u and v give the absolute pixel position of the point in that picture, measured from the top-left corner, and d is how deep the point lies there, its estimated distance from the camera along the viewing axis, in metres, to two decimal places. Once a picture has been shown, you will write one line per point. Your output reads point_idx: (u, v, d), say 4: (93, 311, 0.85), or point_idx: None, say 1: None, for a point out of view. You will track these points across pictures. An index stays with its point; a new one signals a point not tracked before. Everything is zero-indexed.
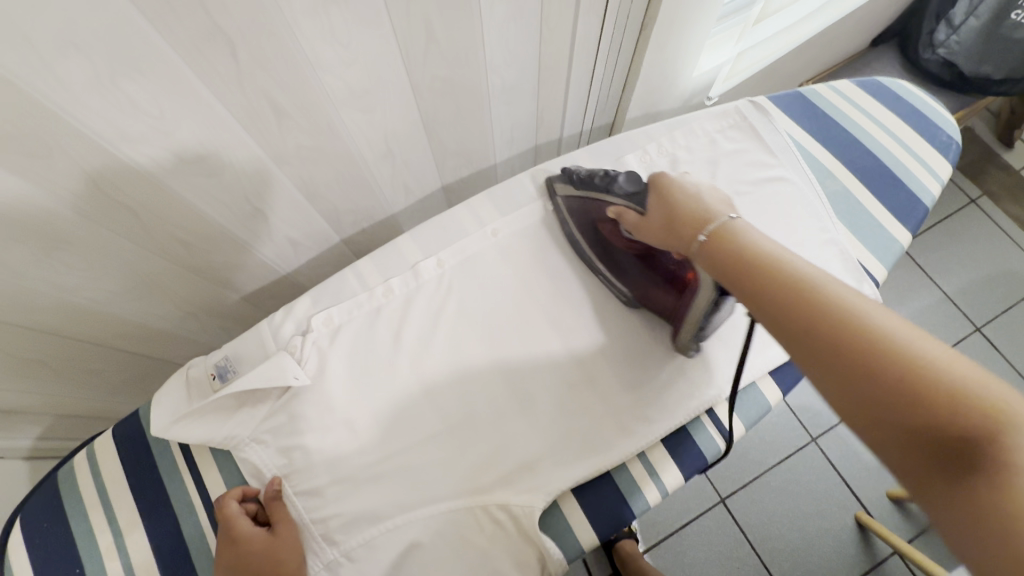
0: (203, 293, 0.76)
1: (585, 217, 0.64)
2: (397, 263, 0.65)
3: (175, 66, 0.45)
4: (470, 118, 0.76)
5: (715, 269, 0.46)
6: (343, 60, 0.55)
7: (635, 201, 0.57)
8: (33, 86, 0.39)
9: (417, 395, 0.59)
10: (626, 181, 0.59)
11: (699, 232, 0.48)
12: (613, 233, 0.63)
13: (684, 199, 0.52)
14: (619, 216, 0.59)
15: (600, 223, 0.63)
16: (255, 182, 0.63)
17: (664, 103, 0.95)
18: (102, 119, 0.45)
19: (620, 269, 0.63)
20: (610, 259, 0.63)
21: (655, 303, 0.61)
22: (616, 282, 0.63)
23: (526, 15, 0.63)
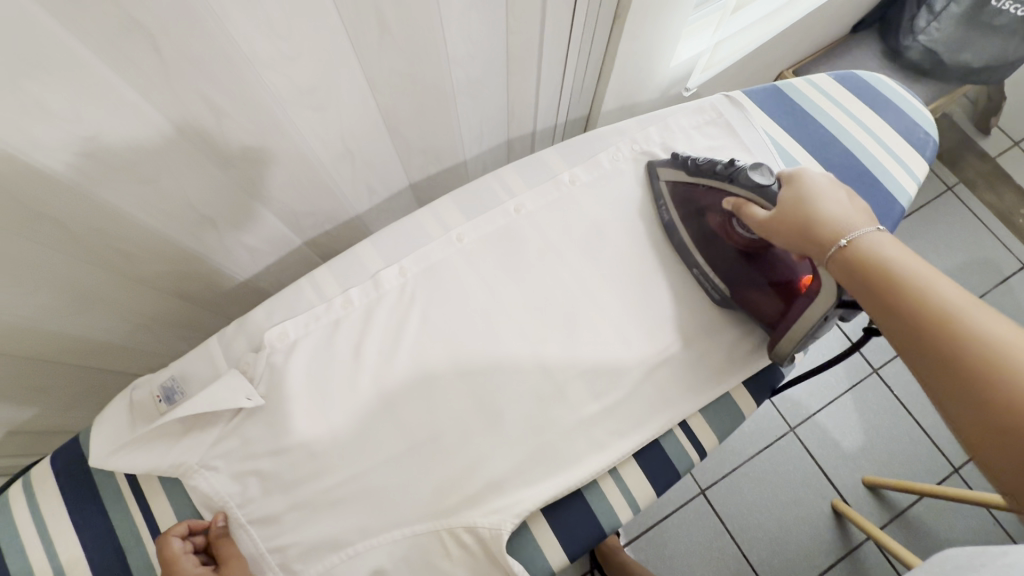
0: (154, 302, 0.73)
1: (689, 203, 0.61)
2: (357, 271, 0.62)
3: (89, 63, 0.41)
4: (433, 114, 0.72)
5: (850, 279, 0.46)
6: (285, 55, 0.51)
7: (764, 194, 0.54)
8: None
9: (378, 411, 0.56)
10: (754, 171, 0.55)
11: (841, 237, 0.48)
12: (721, 224, 0.59)
13: (820, 203, 0.50)
14: (738, 208, 0.56)
15: (710, 212, 0.59)
16: (198, 186, 0.59)
17: (639, 95, 0.92)
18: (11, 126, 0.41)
19: (723, 265, 0.59)
20: (713, 254, 0.60)
21: (754, 304, 0.58)
22: (713, 278, 0.60)
23: (488, 4, 0.60)
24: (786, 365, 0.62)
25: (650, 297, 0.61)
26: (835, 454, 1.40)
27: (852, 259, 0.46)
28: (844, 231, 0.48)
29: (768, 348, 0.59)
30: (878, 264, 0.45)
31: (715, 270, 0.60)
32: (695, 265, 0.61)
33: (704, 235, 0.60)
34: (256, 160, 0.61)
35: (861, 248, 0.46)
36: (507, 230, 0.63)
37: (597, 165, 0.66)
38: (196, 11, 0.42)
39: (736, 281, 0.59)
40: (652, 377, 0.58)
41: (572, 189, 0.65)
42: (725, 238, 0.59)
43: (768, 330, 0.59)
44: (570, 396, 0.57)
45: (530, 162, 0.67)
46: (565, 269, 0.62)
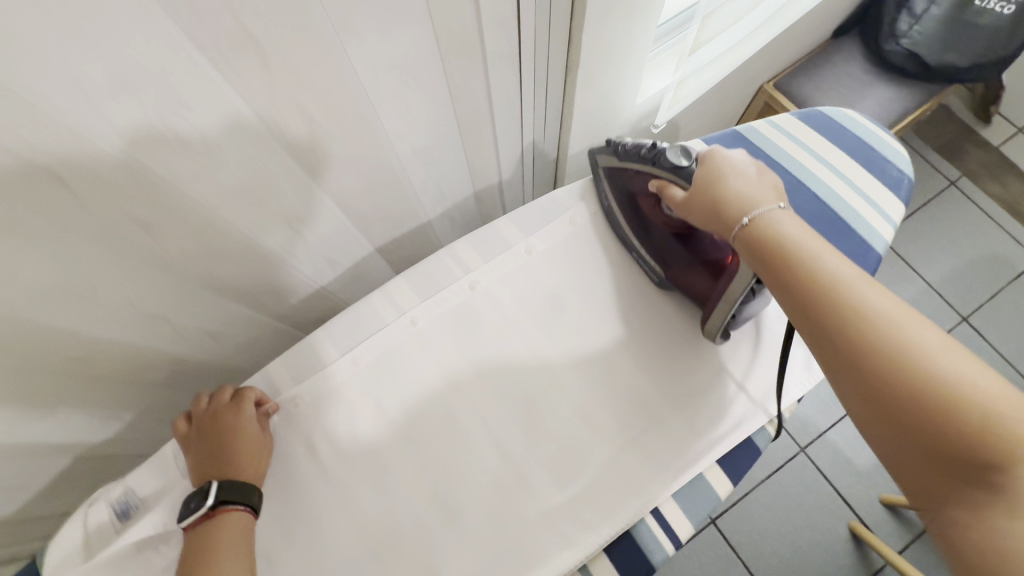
0: (121, 398, 0.72)
1: (623, 188, 0.61)
2: (309, 363, 0.60)
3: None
4: (386, 184, 0.71)
5: (750, 254, 0.47)
6: (209, 165, 0.49)
7: (682, 176, 0.53)
8: None
9: (335, 514, 0.54)
10: (674, 152, 0.54)
11: (745, 215, 0.48)
12: (651, 208, 0.59)
13: (728, 182, 0.50)
14: (661, 190, 0.55)
15: (640, 196, 0.60)
16: (142, 292, 0.58)
17: (605, 135, 0.89)
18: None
19: (656, 246, 0.59)
20: (647, 236, 0.60)
21: (687, 283, 0.59)
22: (647, 257, 0.60)
23: (424, 79, 0.58)
24: (762, 440, 0.58)
25: (612, 369, 0.58)
26: (849, 473, 1.34)
27: (756, 237, 0.47)
28: (747, 209, 0.48)
29: (701, 326, 0.58)
30: (772, 239, 0.46)
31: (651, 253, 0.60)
32: (634, 250, 0.62)
33: (639, 220, 0.61)
34: (200, 256, 0.60)
35: (763, 228, 0.46)
36: (463, 307, 0.60)
37: (554, 233, 0.63)
38: (100, 144, 0.40)
39: (669, 260, 0.59)
40: (619, 461, 0.54)
41: (529, 260, 0.62)
42: (657, 221, 0.59)
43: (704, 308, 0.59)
44: (533, 487, 0.54)
45: (483, 233, 0.64)
46: (523, 347, 0.59)
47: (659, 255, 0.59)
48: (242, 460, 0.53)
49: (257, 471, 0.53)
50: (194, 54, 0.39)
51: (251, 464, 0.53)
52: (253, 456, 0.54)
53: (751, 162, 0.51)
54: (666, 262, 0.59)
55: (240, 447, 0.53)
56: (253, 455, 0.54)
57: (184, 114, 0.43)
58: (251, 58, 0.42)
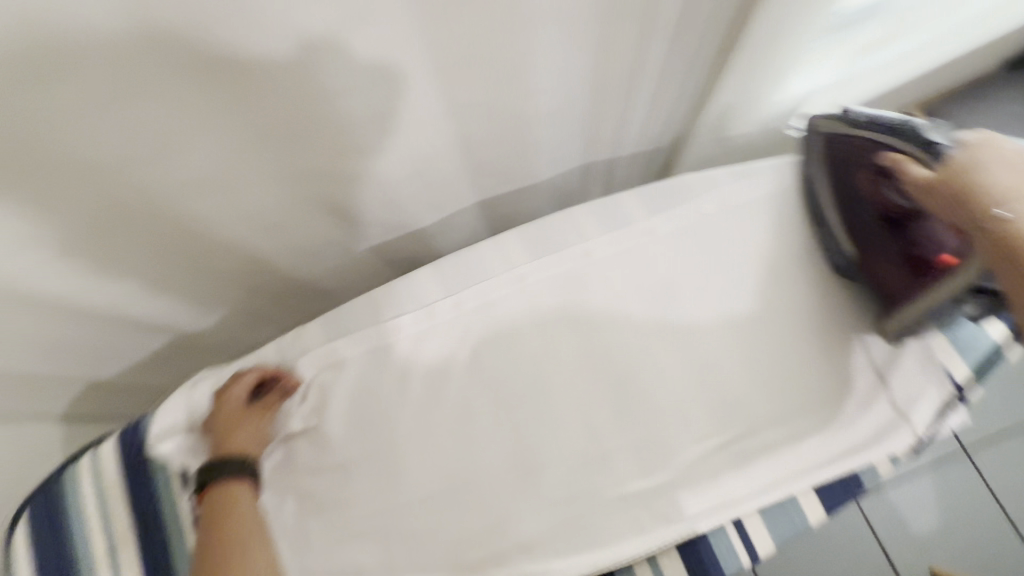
0: (228, 295, 0.76)
1: (840, 155, 0.54)
2: (413, 298, 0.61)
3: (171, 85, 0.41)
4: (512, 138, 0.70)
5: (999, 254, 0.40)
6: (369, 84, 0.50)
7: (931, 155, 0.45)
8: (34, 119, 0.39)
9: (415, 445, 0.55)
10: (928, 127, 0.46)
11: (1005, 211, 0.40)
12: (868, 183, 0.52)
13: (991, 173, 0.42)
14: (892, 167, 0.48)
15: (858, 168, 0.52)
16: (275, 198, 0.61)
17: (738, 131, 0.83)
18: (102, 134, 0.43)
19: (857, 221, 0.54)
20: (849, 215, 0.55)
21: (879, 271, 0.54)
22: (840, 237, 0.56)
23: (584, 37, 0.56)
24: (868, 479, 0.53)
25: (718, 368, 0.55)
26: None
27: (1012, 237, 0.39)
28: (1011, 206, 0.40)
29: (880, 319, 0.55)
30: None
31: (846, 232, 0.56)
32: (826, 223, 0.58)
33: (849, 193, 0.54)
34: (328, 174, 0.61)
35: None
36: (573, 275, 0.59)
37: (680, 217, 0.60)
38: (287, 46, 0.42)
39: (865, 239, 0.54)
40: (707, 464, 0.52)
41: (649, 241, 0.60)
42: (870, 199, 0.53)
43: (888, 303, 0.55)
44: (614, 467, 0.53)
45: (606, 205, 0.62)
46: (627, 320, 0.57)
47: (850, 234, 0.55)
48: (222, 438, 0.53)
49: (243, 442, 0.53)
50: None
51: (234, 438, 0.53)
52: (236, 433, 0.53)
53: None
54: (860, 246, 0.55)
55: (221, 426, 0.53)
56: (236, 431, 0.53)
57: (365, 28, 0.43)
58: None
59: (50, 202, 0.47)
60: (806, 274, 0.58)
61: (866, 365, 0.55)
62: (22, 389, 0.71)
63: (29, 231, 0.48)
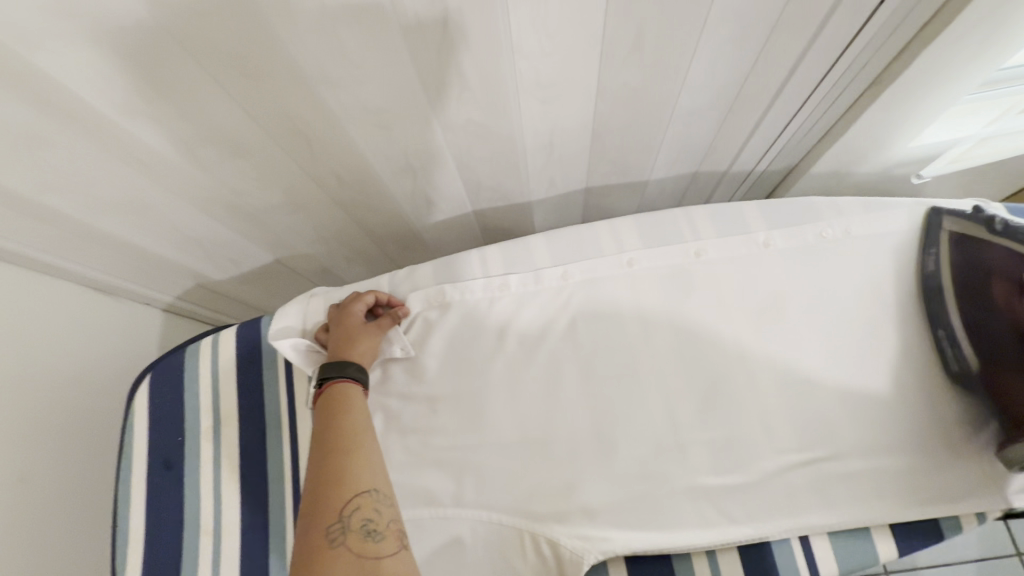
0: (343, 227, 0.82)
1: (970, 262, 0.54)
2: (523, 260, 0.64)
3: (383, 12, 0.46)
4: (640, 132, 0.72)
5: None
6: (543, 50, 0.54)
7: None
8: (271, 21, 0.44)
9: (503, 394, 0.59)
10: None
11: None
12: (1004, 298, 0.51)
13: None
14: None
15: (994, 279, 0.52)
16: (418, 142, 0.66)
17: (861, 170, 0.82)
18: (312, 44, 0.48)
19: (985, 336, 0.52)
20: (977, 326, 0.53)
21: (1006, 392, 0.51)
22: (962, 345, 0.54)
23: (747, 44, 0.57)
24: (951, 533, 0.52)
25: (812, 388, 0.55)
26: None
27: None
28: None
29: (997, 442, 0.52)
30: None
31: (968, 336, 0.53)
32: (944, 327, 0.55)
33: (979, 300, 0.53)
34: (471, 130, 0.65)
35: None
36: (682, 270, 0.61)
37: (799, 236, 0.61)
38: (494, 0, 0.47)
39: (991, 348, 0.52)
40: (784, 477, 0.53)
41: (764, 252, 0.60)
42: (1003, 310, 0.51)
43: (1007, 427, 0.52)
44: (689, 457, 0.54)
45: (725, 209, 0.63)
46: (728, 324, 0.58)
47: (975, 341, 0.53)
48: (342, 345, 0.57)
49: (361, 352, 0.57)
50: None
51: (353, 346, 0.57)
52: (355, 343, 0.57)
53: None
54: (985, 356, 0.52)
55: (342, 335, 0.57)
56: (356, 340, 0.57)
57: None
58: None
59: (241, 94, 0.52)
60: (917, 317, 0.58)
61: (965, 421, 0.54)
62: (150, 272, 0.78)
63: (220, 121, 0.54)
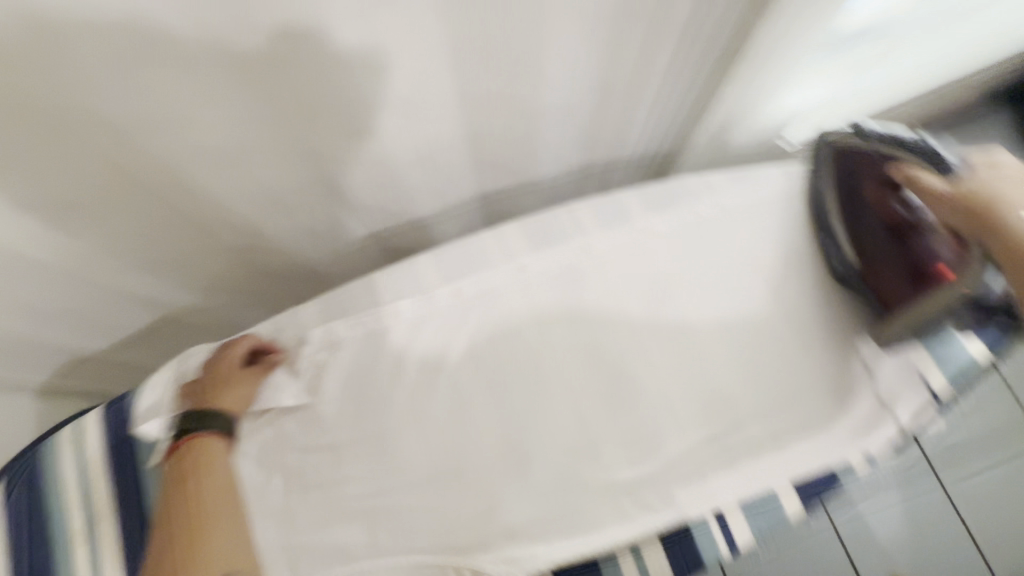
0: (224, 275, 0.76)
1: (849, 168, 0.58)
2: (412, 281, 0.61)
3: (185, 45, 0.41)
4: (516, 133, 0.71)
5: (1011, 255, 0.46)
6: (387, 64, 0.51)
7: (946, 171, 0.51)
8: (46, 62, 0.39)
9: (408, 426, 0.55)
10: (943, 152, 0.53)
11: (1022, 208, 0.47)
12: (878, 196, 0.56)
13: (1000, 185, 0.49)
14: (909, 179, 0.52)
15: (869, 180, 0.56)
16: (280, 173, 0.61)
17: (737, 141, 0.85)
18: (110, 85, 0.42)
19: (861, 233, 0.56)
20: (853, 226, 0.57)
21: (878, 284, 0.55)
22: (842, 244, 0.58)
23: (597, 36, 0.57)
24: (846, 478, 0.56)
25: (709, 364, 0.57)
26: None
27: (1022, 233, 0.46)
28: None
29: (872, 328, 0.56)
30: None
31: (849, 237, 0.57)
32: (828, 231, 0.59)
33: (854, 201, 0.57)
34: (337, 154, 0.62)
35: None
36: (571, 268, 0.60)
37: (677, 218, 0.62)
38: (317, 23, 0.43)
39: (864, 243, 0.56)
40: (694, 457, 0.54)
41: (647, 238, 0.61)
42: (875, 209, 0.56)
43: (880, 316, 0.56)
44: (603, 456, 0.54)
45: (605, 202, 0.63)
46: (635, 311, 0.58)
47: (853, 240, 0.57)
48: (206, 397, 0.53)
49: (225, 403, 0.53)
50: None
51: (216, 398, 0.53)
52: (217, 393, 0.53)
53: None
54: (859, 252, 0.56)
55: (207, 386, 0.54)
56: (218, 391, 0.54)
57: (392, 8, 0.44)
58: None
59: (39, 150, 0.46)
60: (796, 279, 0.60)
61: (848, 369, 0.58)
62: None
63: (45, 187, 0.49)
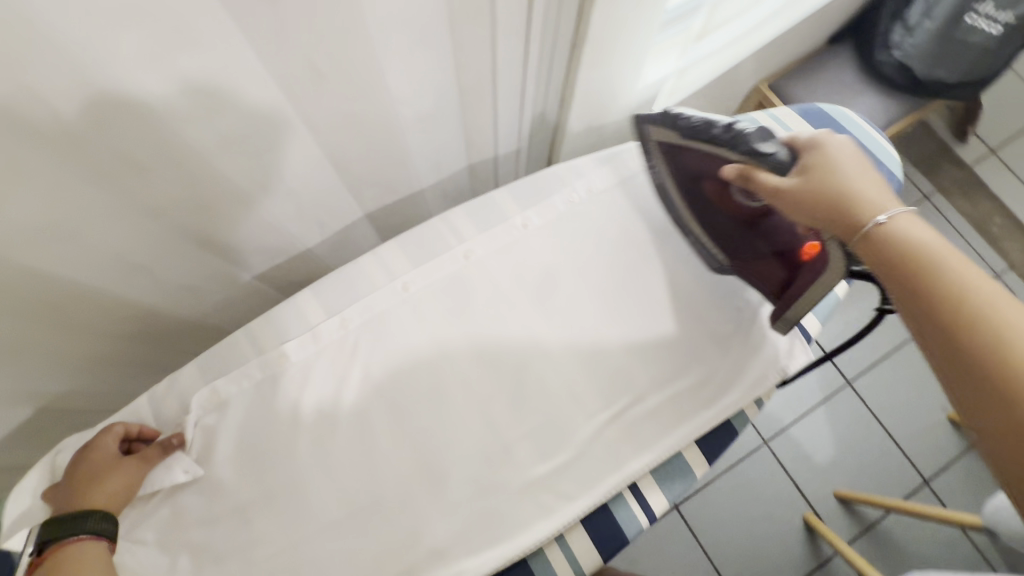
0: (101, 352, 0.69)
1: (682, 169, 0.58)
2: (295, 322, 0.59)
3: None
4: (382, 149, 0.69)
5: (874, 259, 0.42)
6: (210, 110, 0.46)
7: (769, 161, 0.49)
8: None
9: (315, 472, 0.53)
10: (756, 134, 0.50)
11: (878, 213, 0.42)
12: (718, 192, 0.57)
13: (839, 176, 0.45)
14: (744, 179, 0.50)
15: (705, 180, 0.57)
16: (129, 238, 0.55)
17: (608, 118, 0.87)
18: None
19: (719, 231, 0.59)
20: (710, 223, 0.59)
21: (761, 276, 0.58)
22: (707, 242, 0.60)
23: (434, 43, 0.55)
24: (740, 424, 0.60)
25: (603, 347, 0.58)
26: (805, 466, 1.27)
27: (875, 238, 0.42)
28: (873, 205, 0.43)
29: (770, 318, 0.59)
30: (900, 249, 0.40)
31: (709, 235, 0.60)
32: (691, 231, 0.61)
33: (698, 199, 0.59)
34: (189, 205, 0.56)
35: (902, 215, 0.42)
36: (456, 278, 0.60)
37: (551, 208, 0.63)
38: (110, 83, 0.39)
39: (726, 238, 0.59)
40: (603, 436, 0.56)
41: (525, 234, 0.62)
42: (718, 204, 0.58)
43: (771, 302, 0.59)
44: (517, 458, 0.54)
45: (480, 204, 0.63)
46: (540, 298, 0.60)
47: (716, 238, 0.60)
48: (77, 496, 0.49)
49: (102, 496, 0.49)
50: None
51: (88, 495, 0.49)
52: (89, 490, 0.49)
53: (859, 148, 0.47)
54: (727, 248, 0.59)
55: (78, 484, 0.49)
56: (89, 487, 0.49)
57: (191, 53, 0.40)
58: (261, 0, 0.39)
59: None
60: (670, 247, 0.63)
61: (730, 324, 0.61)
62: None
63: None
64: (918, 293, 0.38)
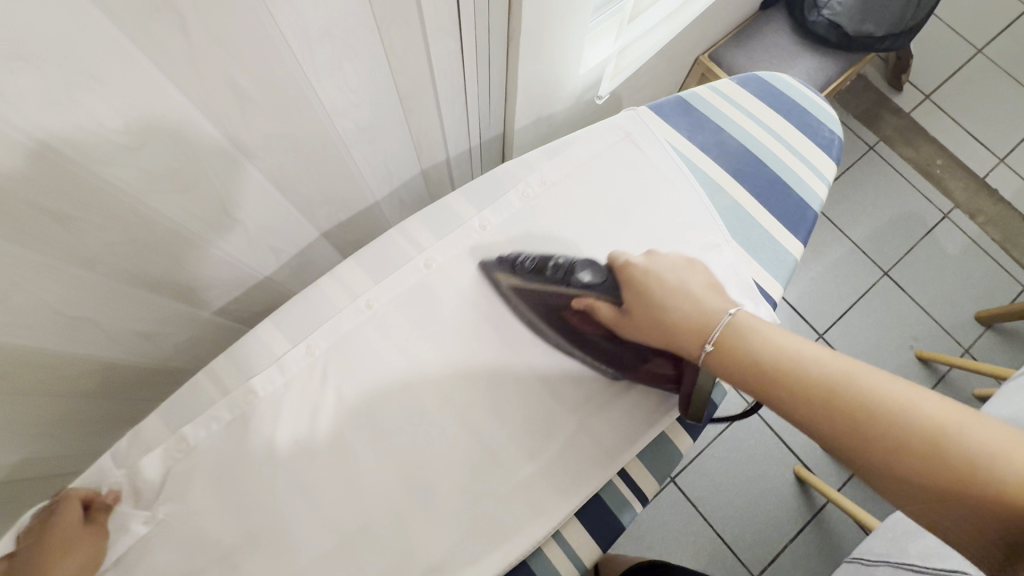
0: (57, 416, 0.65)
1: (540, 303, 0.59)
2: (259, 356, 0.56)
3: None
4: (326, 165, 0.67)
5: (727, 377, 0.50)
6: (129, 147, 0.44)
7: (601, 289, 0.58)
8: None
9: (300, 507, 0.52)
10: (579, 266, 0.60)
11: (705, 340, 0.51)
12: (581, 321, 0.58)
13: (669, 305, 0.54)
14: (592, 307, 0.58)
15: (564, 310, 0.58)
16: (63, 293, 0.51)
17: (555, 108, 0.87)
18: None
19: (603, 352, 0.58)
20: (589, 348, 0.58)
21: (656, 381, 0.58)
22: (602, 364, 0.57)
23: (363, 51, 0.54)
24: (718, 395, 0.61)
25: (576, 339, 0.58)
26: (790, 422, 1.30)
27: (720, 359, 0.50)
28: (702, 332, 0.51)
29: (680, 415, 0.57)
30: (737, 357, 0.49)
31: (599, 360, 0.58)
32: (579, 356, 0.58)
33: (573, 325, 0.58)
34: (125, 248, 0.53)
35: (732, 325, 0.51)
36: (419, 289, 0.59)
37: (507, 205, 0.62)
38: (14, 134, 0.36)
39: (615, 352, 0.58)
40: (586, 427, 0.56)
41: (484, 235, 0.61)
42: (596, 327, 0.58)
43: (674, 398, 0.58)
44: (504, 461, 0.54)
45: (434, 211, 0.62)
46: (514, 295, 0.59)
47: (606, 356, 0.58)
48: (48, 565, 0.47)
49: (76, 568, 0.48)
50: (105, 23, 0.34)
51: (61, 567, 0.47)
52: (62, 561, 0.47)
53: (669, 262, 0.57)
54: (622, 360, 0.57)
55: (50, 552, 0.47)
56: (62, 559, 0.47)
57: (96, 89, 0.37)
58: (167, 25, 0.37)
59: None
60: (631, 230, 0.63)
61: None
62: None
63: None
64: (770, 395, 0.48)
